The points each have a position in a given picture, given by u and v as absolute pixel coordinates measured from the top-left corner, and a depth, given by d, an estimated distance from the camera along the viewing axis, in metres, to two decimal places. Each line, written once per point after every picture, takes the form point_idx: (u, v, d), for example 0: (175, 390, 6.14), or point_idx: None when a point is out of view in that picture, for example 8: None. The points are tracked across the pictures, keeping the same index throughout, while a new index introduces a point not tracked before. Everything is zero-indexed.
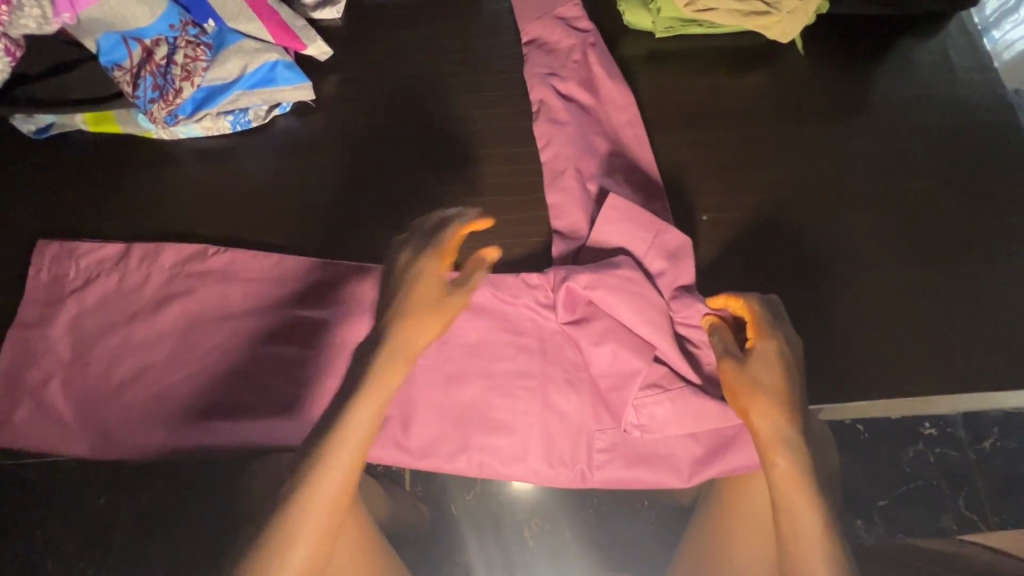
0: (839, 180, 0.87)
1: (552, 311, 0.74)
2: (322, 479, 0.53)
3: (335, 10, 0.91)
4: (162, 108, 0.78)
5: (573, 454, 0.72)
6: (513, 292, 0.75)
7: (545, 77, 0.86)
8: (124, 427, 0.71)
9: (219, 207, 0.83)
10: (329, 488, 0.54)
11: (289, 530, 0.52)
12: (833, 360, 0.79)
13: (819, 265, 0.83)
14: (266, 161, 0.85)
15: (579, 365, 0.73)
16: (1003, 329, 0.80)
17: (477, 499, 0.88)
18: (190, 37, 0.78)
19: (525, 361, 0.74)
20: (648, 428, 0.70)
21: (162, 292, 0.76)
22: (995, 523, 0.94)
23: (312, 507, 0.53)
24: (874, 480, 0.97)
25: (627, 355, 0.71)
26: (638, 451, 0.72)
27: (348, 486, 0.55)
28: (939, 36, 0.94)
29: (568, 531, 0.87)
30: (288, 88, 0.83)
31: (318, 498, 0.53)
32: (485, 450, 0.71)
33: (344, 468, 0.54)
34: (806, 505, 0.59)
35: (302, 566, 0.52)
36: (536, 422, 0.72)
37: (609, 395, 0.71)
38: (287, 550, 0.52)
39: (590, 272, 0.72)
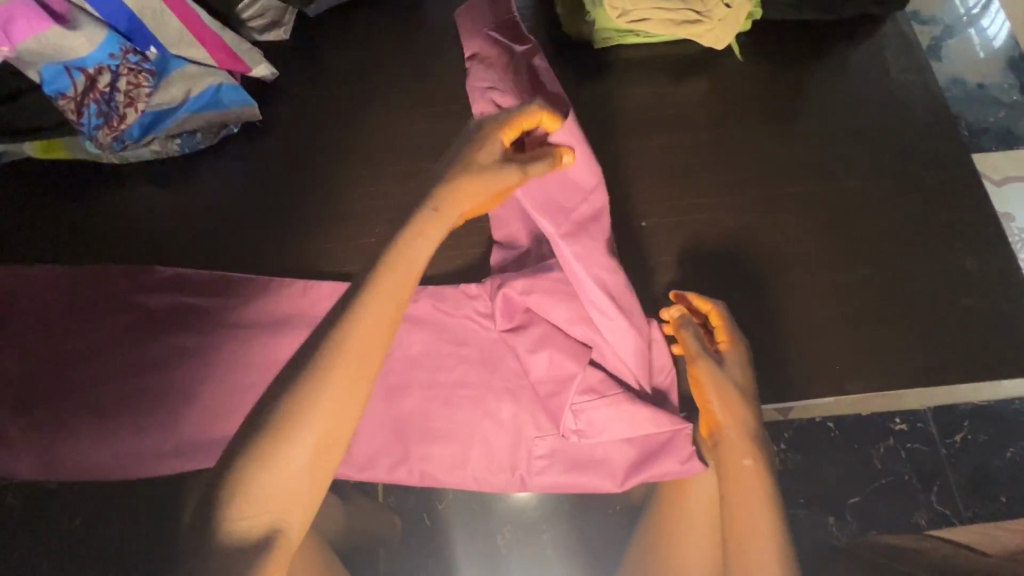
0: (781, 180, 0.88)
1: (488, 321, 0.77)
2: (321, 388, 0.48)
3: (283, 32, 0.94)
4: (106, 133, 0.81)
5: (513, 460, 0.74)
6: (454, 303, 0.78)
7: (484, 91, 0.86)
8: (71, 446, 0.73)
9: (167, 229, 0.84)
10: (333, 381, 0.48)
11: (280, 439, 0.46)
12: (778, 360, 0.80)
13: (762, 265, 0.84)
14: (214, 181, 0.87)
15: (519, 374, 0.76)
16: (948, 322, 0.81)
17: (449, 508, 0.89)
18: (132, 65, 0.80)
19: (465, 371, 0.76)
20: (586, 433, 0.71)
21: (110, 313, 0.78)
22: (969, 517, 0.94)
23: (307, 417, 0.47)
24: (846, 475, 0.96)
25: (564, 360, 0.73)
26: (576, 456, 0.73)
27: (348, 403, 0.49)
28: (875, 38, 0.97)
29: (545, 531, 0.87)
30: (235, 109, 0.87)
31: (311, 412, 0.47)
32: (427, 460, 0.73)
33: (346, 381, 0.49)
34: (760, 504, 0.60)
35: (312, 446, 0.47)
36: (476, 430, 0.74)
37: (547, 400, 0.73)
38: (299, 425, 0.47)
39: (524, 275, 0.75)
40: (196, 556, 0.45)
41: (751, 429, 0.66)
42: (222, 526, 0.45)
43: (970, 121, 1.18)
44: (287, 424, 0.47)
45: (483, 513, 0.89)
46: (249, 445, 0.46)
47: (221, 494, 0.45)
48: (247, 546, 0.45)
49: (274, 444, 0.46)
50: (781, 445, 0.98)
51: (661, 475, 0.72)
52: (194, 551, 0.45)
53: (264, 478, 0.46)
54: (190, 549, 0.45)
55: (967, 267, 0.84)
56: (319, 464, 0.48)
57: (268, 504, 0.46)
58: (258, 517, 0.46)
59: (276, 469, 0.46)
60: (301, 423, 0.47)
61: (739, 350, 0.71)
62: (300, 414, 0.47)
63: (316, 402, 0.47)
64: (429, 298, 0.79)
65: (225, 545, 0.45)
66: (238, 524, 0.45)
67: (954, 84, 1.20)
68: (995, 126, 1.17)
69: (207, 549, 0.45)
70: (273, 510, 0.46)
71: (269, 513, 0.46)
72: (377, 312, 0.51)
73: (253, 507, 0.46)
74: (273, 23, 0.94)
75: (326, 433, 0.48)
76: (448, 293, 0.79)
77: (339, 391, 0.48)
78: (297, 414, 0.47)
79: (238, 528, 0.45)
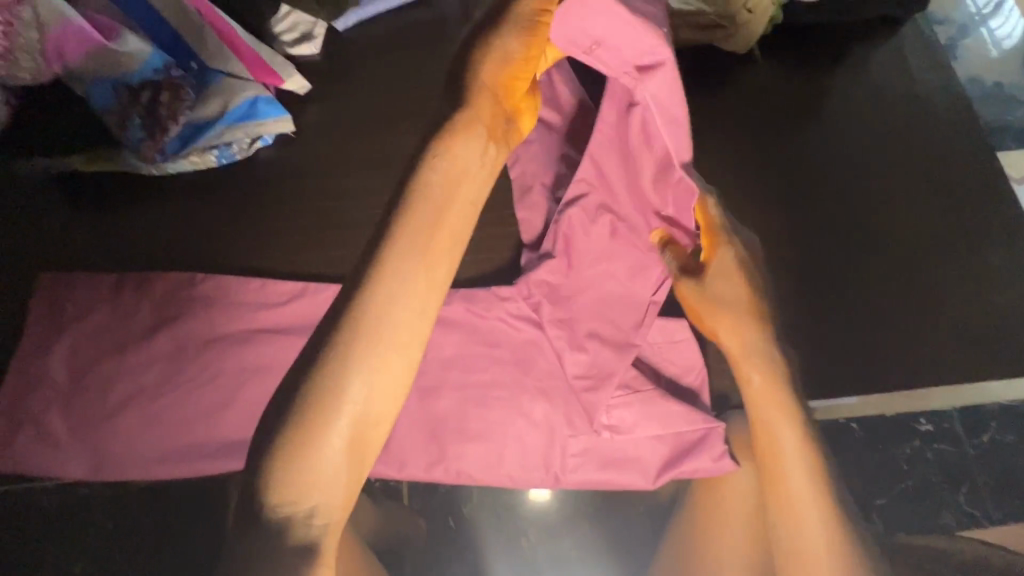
0: (804, 181, 0.89)
1: (521, 322, 0.79)
2: (355, 372, 0.50)
3: (313, 46, 0.96)
4: (150, 146, 0.84)
5: (546, 458, 0.75)
6: (486, 305, 0.80)
7: None
8: (119, 448, 0.75)
9: (207, 237, 0.87)
10: (363, 358, 0.50)
11: (314, 426, 0.48)
12: (806, 360, 0.80)
13: (789, 264, 0.85)
14: (251, 189, 0.89)
15: (552, 374, 0.78)
16: (975, 321, 0.82)
17: (473, 511, 0.88)
18: (173, 79, 0.84)
19: (498, 372, 0.78)
20: (618, 428, 0.75)
21: (154, 319, 0.80)
22: (998, 518, 0.93)
23: (344, 400, 0.49)
24: (870, 476, 0.96)
25: (602, 358, 0.76)
26: (609, 454, 0.75)
27: (383, 383, 0.51)
28: (894, 40, 0.98)
29: (569, 535, 0.87)
30: (270, 122, 0.88)
31: (348, 395, 0.49)
32: (462, 460, 0.75)
33: (381, 360, 0.51)
34: (781, 419, 0.64)
35: (349, 427, 0.49)
36: (511, 429, 0.76)
37: (581, 398, 0.75)
38: (332, 412, 0.49)
39: (562, 222, 0.79)
40: (248, 540, 0.47)
41: (762, 336, 0.68)
42: (268, 508, 0.47)
43: (990, 120, 1.18)
44: (322, 409, 0.49)
45: (507, 516, 0.88)
46: (286, 433, 0.48)
47: (264, 480, 0.48)
48: (293, 528, 0.47)
49: (312, 427, 0.48)
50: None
51: (689, 472, 0.73)
52: (245, 538, 0.47)
53: (303, 463, 0.48)
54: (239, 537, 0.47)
55: (993, 266, 0.84)
56: (356, 444, 0.50)
57: (310, 489, 0.48)
58: (299, 500, 0.48)
59: (315, 452, 0.48)
60: (338, 408, 0.49)
61: (729, 247, 0.70)
62: (337, 398, 0.49)
63: (349, 384, 0.49)
64: (461, 301, 0.80)
65: (274, 527, 0.47)
66: (282, 508, 0.47)
67: (971, 83, 1.20)
68: (1014, 125, 1.17)
69: (256, 532, 0.47)
70: (314, 493, 0.48)
71: (311, 495, 0.48)
72: (414, 282, 0.53)
73: (295, 490, 0.48)
74: (303, 36, 0.96)
75: (363, 416, 0.50)
76: (480, 295, 0.80)
77: (371, 366, 0.50)
78: (332, 399, 0.49)
79: (282, 509, 0.47)
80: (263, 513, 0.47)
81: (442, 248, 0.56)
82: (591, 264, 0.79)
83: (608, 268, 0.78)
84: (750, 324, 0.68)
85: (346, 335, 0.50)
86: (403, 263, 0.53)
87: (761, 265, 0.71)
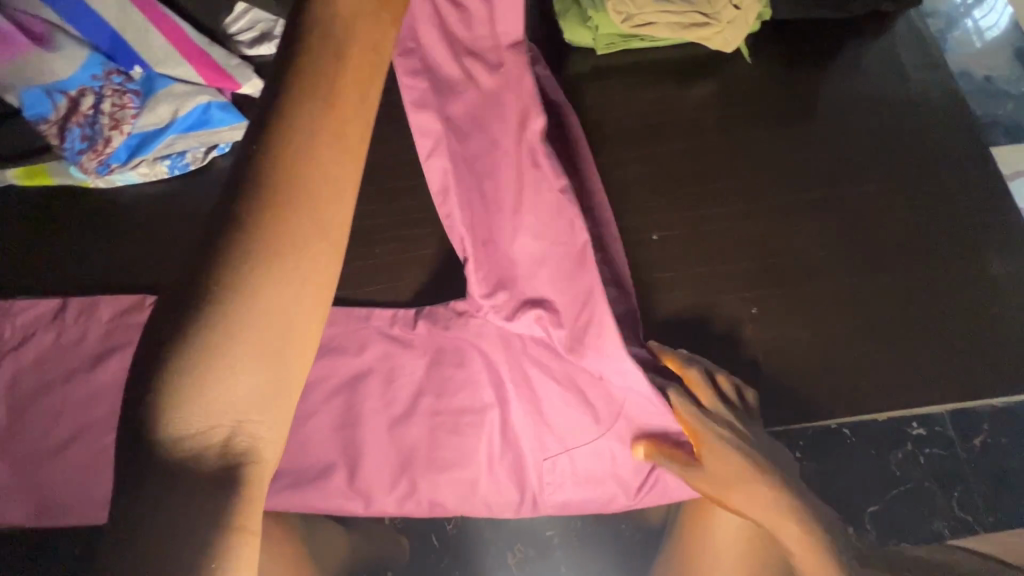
0: (789, 186, 0.84)
1: (488, 335, 0.75)
2: (249, 250, 0.32)
3: (272, 46, 0.88)
4: (91, 158, 0.77)
5: (523, 481, 0.72)
6: (445, 321, 0.76)
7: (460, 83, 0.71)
8: (62, 492, 0.69)
9: (161, 254, 0.81)
10: (277, 247, 0.33)
11: (209, 334, 0.31)
12: (794, 379, 0.77)
13: (777, 275, 0.80)
14: (206, 201, 0.83)
15: (528, 392, 0.74)
16: (968, 332, 0.78)
17: (458, 529, 0.80)
18: (115, 85, 0.77)
19: (469, 397, 0.74)
20: (579, 438, 0.72)
21: (103, 346, 0.75)
22: (992, 524, 0.74)
23: (244, 294, 0.32)
24: (864, 479, 0.76)
25: (579, 330, 0.69)
26: (586, 476, 0.71)
27: (298, 259, 0.33)
28: (886, 36, 0.93)
29: (557, 547, 0.80)
30: (225, 129, 0.81)
31: (241, 287, 0.32)
32: (434, 490, 0.70)
33: (285, 230, 0.33)
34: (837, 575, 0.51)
35: (264, 337, 0.32)
36: (485, 455, 0.72)
37: (548, 411, 0.73)
38: (238, 315, 0.32)
39: (453, 203, 0.71)
40: (138, 521, 0.30)
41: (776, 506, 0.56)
42: (168, 464, 0.31)
43: (982, 115, 1.14)
44: (217, 309, 0.31)
45: (493, 531, 0.80)
46: (170, 351, 0.31)
47: (150, 426, 0.31)
48: (210, 479, 0.32)
49: (206, 336, 0.31)
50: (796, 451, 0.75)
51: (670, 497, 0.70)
52: (128, 532, 0.30)
53: (205, 390, 0.31)
54: (122, 529, 0.30)
55: (989, 275, 0.81)
56: (271, 352, 0.33)
57: (213, 416, 0.32)
58: (209, 437, 0.32)
59: (216, 372, 0.32)
60: (236, 303, 0.32)
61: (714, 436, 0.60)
62: (231, 291, 0.32)
63: (262, 278, 0.32)
64: (427, 321, 0.76)
65: (179, 494, 0.31)
66: (184, 447, 0.32)
67: (962, 77, 1.16)
68: (1006, 120, 1.14)
69: (155, 507, 0.30)
70: (229, 430, 0.33)
71: (227, 431, 0.33)
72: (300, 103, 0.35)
73: (198, 431, 0.32)
74: (262, 36, 0.88)
75: (272, 312, 0.32)
76: (440, 312, 0.76)
77: (286, 261, 0.33)
78: (221, 299, 0.32)
79: (192, 456, 0.32)
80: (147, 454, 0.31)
81: (346, 89, 0.36)
82: (502, 237, 0.73)
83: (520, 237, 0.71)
84: (765, 499, 0.56)
85: (239, 218, 0.33)
86: (285, 87, 0.35)
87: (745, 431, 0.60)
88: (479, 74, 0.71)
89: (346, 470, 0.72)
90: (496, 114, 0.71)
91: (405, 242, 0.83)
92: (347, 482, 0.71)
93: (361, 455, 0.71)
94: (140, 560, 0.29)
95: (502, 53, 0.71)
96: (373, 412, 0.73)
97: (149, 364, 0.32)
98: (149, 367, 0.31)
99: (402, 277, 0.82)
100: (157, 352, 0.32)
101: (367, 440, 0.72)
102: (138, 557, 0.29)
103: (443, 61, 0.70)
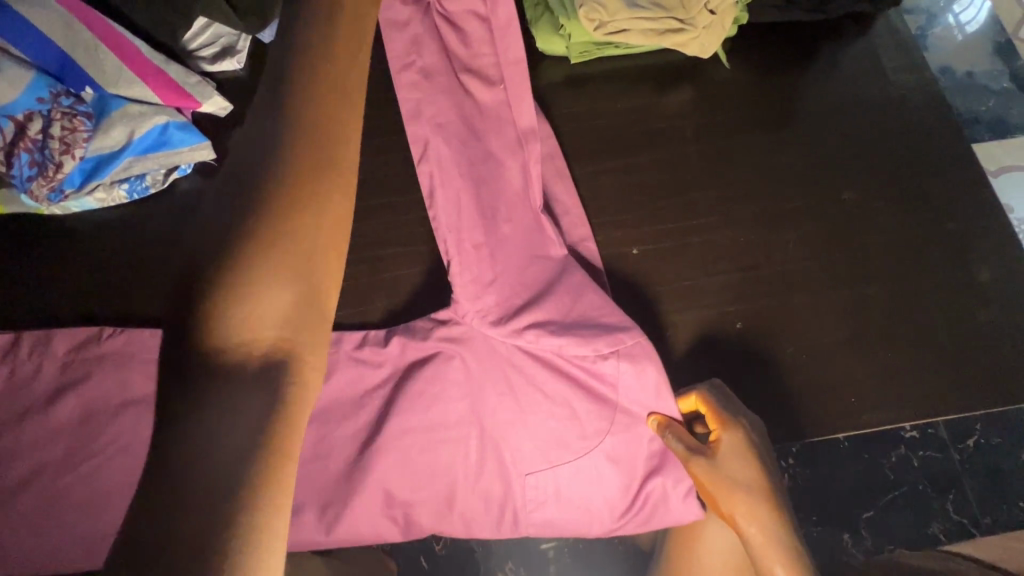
0: (770, 193, 0.82)
1: (461, 345, 0.71)
2: (276, 180, 0.35)
3: (236, 61, 0.87)
4: (42, 185, 0.73)
5: (505, 498, 0.69)
6: (425, 333, 0.72)
7: (445, 105, 0.73)
8: (12, 539, 0.66)
9: (123, 279, 0.78)
10: (300, 174, 0.35)
11: (243, 254, 0.33)
12: (782, 394, 0.74)
13: (761, 287, 0.78)
14: (169, 223, 0.81)
15: (516, 406, 0.69)
16: (958, 341, 0.76)
17: (447, 550, 0.77)
18: (65, 108, 0.73)
19: (443, 412, 0.70)
20: (565, 452, 0.68)
21: (58, 382, 0.72)
22: (987, 525, 0.80)
23: (274, 218, 0.34)
24: (857, 485, 0.81)
25: (577, 331, 0.67)
26: (574, 494, 0.68)
27: (316, 182, 0.35)
28: (866, 37, 0.92)
29: (551, 562, 0.77)
30: (186, 149, 0.79)
31: (271, 208, 0.34)
32: (411, 508, 0.68)
33: (306, 159, 0.36)
34: None
35: (293, 252, 0.34)
36: (463, 474, 0.69)
37: (531, 420, 0.68)
38: (269, 236, 0.33)
39: (442, 204, 0.70)
40: (187, 436, 0.31)
41: (778, 519, 0.61)
42: (211, 374, 0.32)
43: (963, 112, 1.13)
44: (250, 232, 0.33)
45: (481, 552, 0.76)
46: (207, 271, 0.32)
47: (193, 338, 0.32)
48: (245, 397, 0.32)
49: (242, 254, 0.33)
50: (788, 460, 0.80)
51: (664, 522, 0.68)
52: (168, 449, 0.30)
53: (242, 305, 0.33)
54: (168, 452, 0.30)
55: (977, 281, 0.79)
56: (301, 271, 0.34)
57: (253, 333, 0.33)
58: (249, 354, 0.32)
59: (254, 285, 0.33)
60: (266, 224, 0.34)
61: (738, 434, 0.64)
62: (262, 214, 0.34)
63: (286, 203, 0.34)
64: (399, 342, 0.73)
65: (220, 408, 0.31)
66: (228, 362, 0.32)
67: (942, 73, 1.15)
68: (987, 116, 1.13)
69: (203, 423, 0.31)
70: (266, 346, 0.33)
71: (264, 345, 0.33)
72: (301, 70, 0.37)
73: (236, 346, 0.32)
74: (223, 51, 0.86)
75: (299, 235, 0.34)
76: (418, 324, 0.73)
77: (309, 190, 0.35)
78: (252, 224, 0.34)
79: (235, 371, 0.32)
80: (192, 371, 0.32)
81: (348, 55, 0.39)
82: (491, 241, 0.70)
83: (508, 245, 0.71)
84: (768, 510, 0.61)
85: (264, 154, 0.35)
86: (297, 63, 0.37)
87: (767, 443, 0.66)
88: (473, 90, 0.74)
89: (317, 506, 0.68)
90: (496, 129, 0.74)
91: (374, 262, 0.80)
92: (318, 516, 0.68)
93: (333, 487, 0.68)
94: (181, 476, 0.30)
95: (502, 70, 0.74)
96: (343, 443, 0.70)
97: (187, 287, 0.33)
98: (189, 283, 0.33)
99: (373, 299, 0.79)
100: (195, 276, 0.32)
101: (338, 471, 0.69)
102: (182, 466, 0.30)
103: (438, 73, 0.74)
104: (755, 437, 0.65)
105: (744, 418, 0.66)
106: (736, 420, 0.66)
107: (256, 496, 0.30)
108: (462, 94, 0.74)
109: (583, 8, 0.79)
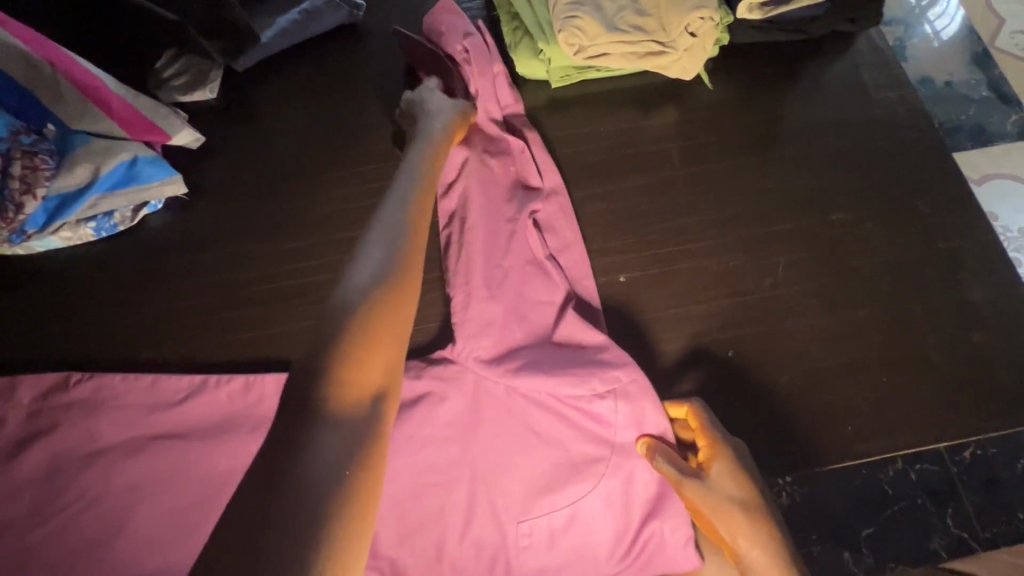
0: (758, 215, 0.81)
1: (451, 384, 0.69)
2: (376, 293, 0.48)
3: (209, 91, 0.84)
4: (3, 228, 0.71)
5: (497, 547, 0.65)
6: (415, 372, 0.70)
7: (461, 168, 0.76)
8: None
9: (92, 323, 0.75)
10: (386, 281, 0.49)
11: (355, 336, 0.45)
12: (778, 423, 0.72)
13: (751, 313, 0.76)
14: (141, 263, 0.78)
15: (510, 449, 0.67)
16: (951, 362, 0.75)
17: None
18: (26, 147, 0.71)
19: (434, 454, 0.67)
20: (558, 497, 0.65)
21: (22, 433, 0.68)
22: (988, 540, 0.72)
23: (373, 308, 0.47)
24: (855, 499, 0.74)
25: (570, 372, 0.66)
26: (570, 539, 0.65)
27: (402, 289, 0.49)
28: (847, 54, 0.91)
29: None
30: (155, 184, 0.76)
31: (367, 308, 0.46)
32: (396, 559, 0.65)
33: (404, 280, 0.50)
34: None
35: (379, 328, 0.46)
36: (452, 521, 0.65)
37: (525, 463, 0.66)
38: (367, 323, 0.46)
39: (454, 257, 0.73)
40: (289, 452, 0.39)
41: (776, 539, 0.60)
42: (312, 414, 0.41)
43: (942, 121, 1.13)
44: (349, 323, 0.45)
45: None
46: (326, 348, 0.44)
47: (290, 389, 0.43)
48: (329, 432, 0.40)
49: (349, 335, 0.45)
50: (786, 476, 0.73)
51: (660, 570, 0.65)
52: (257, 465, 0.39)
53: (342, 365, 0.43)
54: (270, 462, 0.39)
55: (967, 300, 0.78)
56: (391, 352, 0.45)
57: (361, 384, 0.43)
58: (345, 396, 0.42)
59: (357, 350, 0.44)
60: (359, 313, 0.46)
61: (727, 455, 0.63)
62: (360, 309, 0.46)
63: (375, 296, 0.47)
64: None
65: (317, 441, 0.40)
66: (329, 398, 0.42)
67: (923, 83, 1.15)
68: (968, 124, 1.13)
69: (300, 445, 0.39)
70: (355, 402, 0.42)
71: (353, 402, 0.42)
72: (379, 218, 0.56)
73: (341, 391, 0.42)
74: (194, 80, 0.84)
75: (386, 328, 0.46)
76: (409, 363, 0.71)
77: (393, 292, 0.48)
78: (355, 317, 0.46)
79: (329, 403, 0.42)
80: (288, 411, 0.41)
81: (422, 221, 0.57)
82: (489, 284, 0.71)
83: (508, 286, 0.71)
84: (765, 531, 0.60)
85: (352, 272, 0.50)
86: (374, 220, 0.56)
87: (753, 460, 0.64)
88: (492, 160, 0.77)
89: None
90: (498, 184, 0.77)
91: None
92: None
93: None
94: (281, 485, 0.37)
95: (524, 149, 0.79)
96: None
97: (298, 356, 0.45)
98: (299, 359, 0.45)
99: None
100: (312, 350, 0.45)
101: None
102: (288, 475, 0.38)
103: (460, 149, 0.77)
104: (741, 455, 0.64)
105: (728, 435, 0.64)
106: (721, 440, 0.64)
107: (347, 513, 0.38)
108: (483, 164, 0.77)
109: (562, 33, 0.78)
